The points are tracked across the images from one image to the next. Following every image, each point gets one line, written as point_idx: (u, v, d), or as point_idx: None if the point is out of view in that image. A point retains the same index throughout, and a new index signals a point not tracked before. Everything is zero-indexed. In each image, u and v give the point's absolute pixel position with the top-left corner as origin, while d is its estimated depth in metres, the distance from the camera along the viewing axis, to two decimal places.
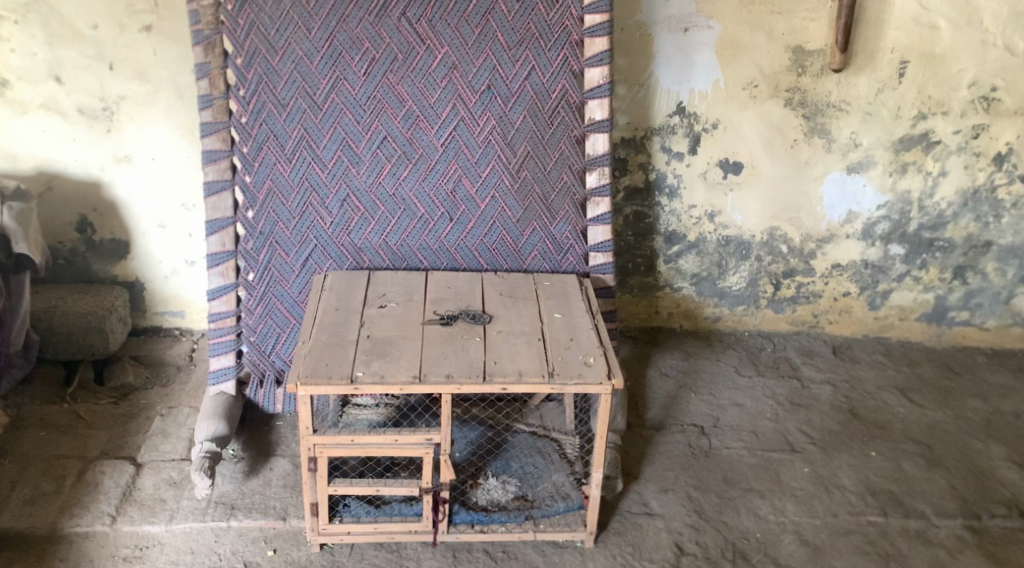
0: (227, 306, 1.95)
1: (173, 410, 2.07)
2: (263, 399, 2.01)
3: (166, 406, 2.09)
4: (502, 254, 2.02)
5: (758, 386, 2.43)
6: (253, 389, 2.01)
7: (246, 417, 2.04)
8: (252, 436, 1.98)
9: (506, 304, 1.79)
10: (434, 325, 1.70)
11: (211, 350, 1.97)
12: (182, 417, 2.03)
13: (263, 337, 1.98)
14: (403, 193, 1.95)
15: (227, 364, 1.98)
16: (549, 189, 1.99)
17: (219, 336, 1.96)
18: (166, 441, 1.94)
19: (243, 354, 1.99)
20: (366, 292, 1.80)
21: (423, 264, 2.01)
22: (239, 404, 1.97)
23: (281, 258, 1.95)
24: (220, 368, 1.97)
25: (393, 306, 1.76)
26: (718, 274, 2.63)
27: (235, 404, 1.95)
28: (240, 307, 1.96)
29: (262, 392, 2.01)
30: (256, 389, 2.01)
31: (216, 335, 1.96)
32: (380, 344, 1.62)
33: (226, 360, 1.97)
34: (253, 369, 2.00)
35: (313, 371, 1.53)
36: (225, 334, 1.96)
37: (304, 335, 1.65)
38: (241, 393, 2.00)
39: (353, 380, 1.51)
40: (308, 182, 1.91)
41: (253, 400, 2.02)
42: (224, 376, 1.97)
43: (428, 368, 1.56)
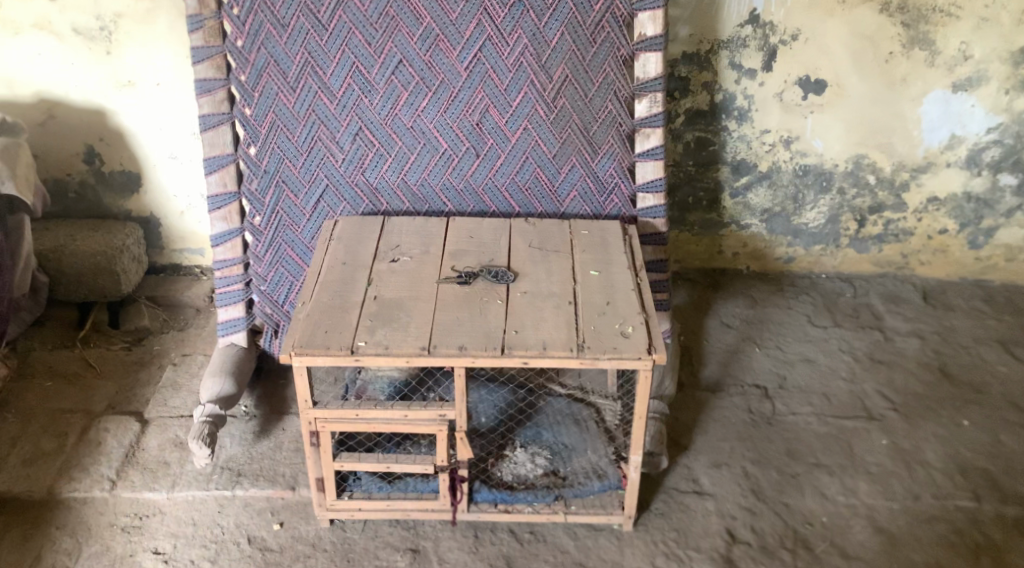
0: (232, 254, 1.77)
1: (186, 361, 1.95)
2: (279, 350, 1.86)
3: (180, 353, 1.99)
4: (536, 194, 1.79)
5: (833, 339, 2.15)
6: (267, 340, 1.86)
7: (262, 367, 1.90)
8: (265, 394, 1.84)
9: (536, 259, 1.56)
10: (452, 285, 1.49)
11: (218, 300, 1.80)
12: (195, 367, 1.93)
13: (275, 286, 1.81)
14: (423, 125, 1.71)
15: (237, 315, 1.82)
16: (591, 119, 1.71)
17: (226, 285, 1.79)
18: (174, 396, 1.83)
19: (254, 304, 1.83)
20: (379, 243, 1.59)
21: (447, 206, 1.80)
22: (253, 357, 1.83)
23: (290, 200, 1.75)
24: (230, 319, 1.82)
25: (406, 260, 1.55)
26: (792, 210, 2.31)
27: (247, 358, 1.80)
28: (247, 254, 1.78)
29: (277, 342, 1.86)
30: (270, 340, 1.86)
31: (223, 284, 1.79)
32: (387, 308, 1.42)
33: (237, 310, 1.81)
34: (266, 320, 1.84)
35: (308, 341, 1.34)
36: (233, 283, 1.79)
37: (305, 295, 1.46)
38: (255, 344, 1.86)
39: (352, 350, 1.33)
40: (316, 114, 1.69)
41: (268, 351, 1.87)
42: (234, 327, 1.82)
43: (439, 338, 1.36)
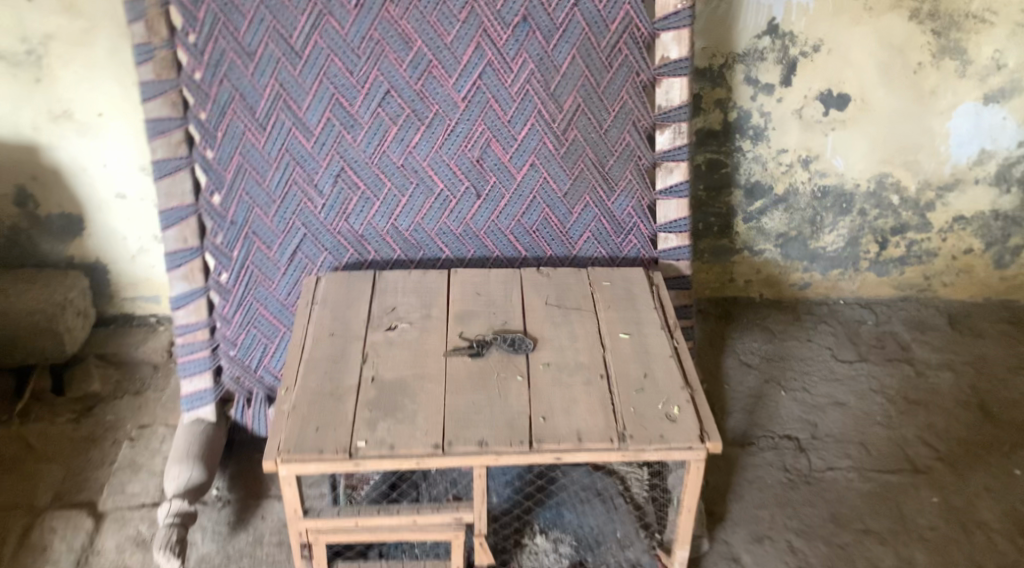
0: (196, 317, 1.53)
1: (146, 434, 1.71)
2: (252, 421, 1.62)
3: (138, 424, 1.75)
4: (545, 236, 1.58)
5: (862, 376, 1.98)
6: (239, 409, 1.62)
7: (233, 440, 1.65)
8: (239, 470, 1.63)
9: (554, 320, 1.35)
10: (462, 358, 1.27)
11: (181, 369, 1.56)
12: (155, 443, 1.69)
13: (246, 350, 1.57)
14: (415, 163, 1.49)
15: (204, 387, 1.58)
16: (606, 153, 1.50)
17: (189, 353, 1.55)
18: (133, 481, 1.60)
19: (223, 371, 1.59)
20: (371, 306, 1.37)
21: (444, 252, 1.58)
22: (224, 431, 1.60)
23: (262, 252, 1.52)
24: (196, 390, 1.58)
25: (404, 328, 1.33)
26: (810, 233, 2.14)
27: (217, 433, 1.57)
28: (213, 316, 1.54)
29: (250, 413, 1.62)
30: (242, 410, 1.62)
31: (186, 352, 1.55)
32: (387, 393, 1.20)
33: (203, 380, 1.57)
34: (237, 388, 1.60)
35: (295, 443, 1.12)
36: (198, 350, 1.55)
37: (288, 379, 1.23)
38: (224, 415, 1.62)
39: (350, 454, 1.10)
40: (290, 154, 1.46)
41: (239, 422, 1.63)
42: (201, 400, 1.58)
43: (453, 432, 1.14)
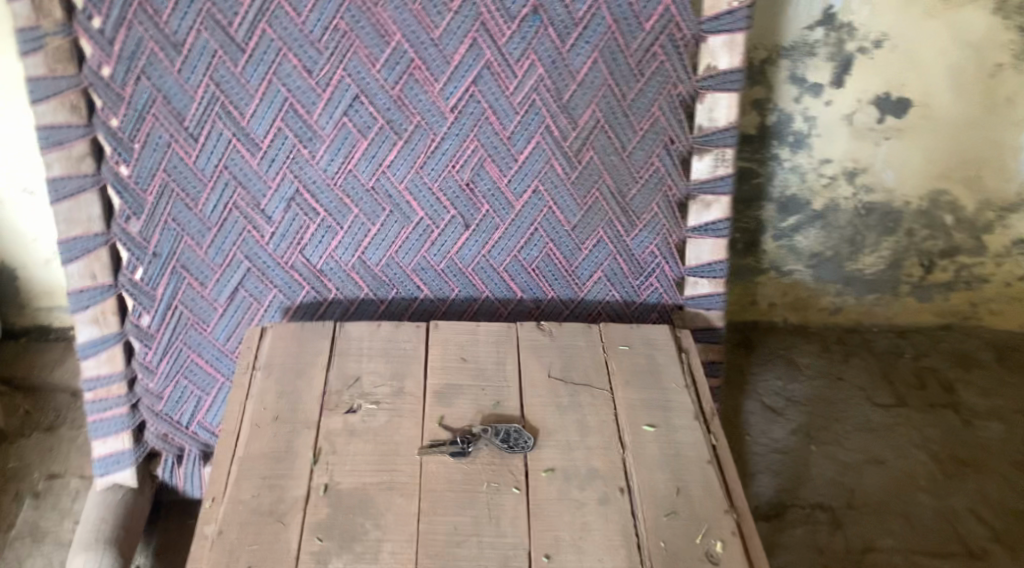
0: (112, 368, 1.24)
1: (54, 489, 1.44)
2: (184, 482, 1.34)
3: (47, 474, 1.47)
4: (546, 276, 1.28)
5: (902, 427, 1.73)
6: (167, 470, 1.33)
7: (160, 501, 1.36)
8: (166, 543, 1.37)
9: (559, 405, 1.07)
10: (442, 459, 0.99)
11: (90, 429, 1.27)
12: (66, 502, 1.42)
13: (174, 405, 1.28)
14: (388, 186, 1.19)
15: (122, 449, 1.28)
16: (628, 180, 1.20)
17: (101, 411, 1.26)
18: (33, 555, 1.32)
19: (145, 428, 1.29)
20: (329, 378, 1.08)
21: (421, 291, 1.27)
22: (147, 497, 1.31)
23: (193, 289, 1.22)
24: (111, 453, 1.28)
25: (369, 410, 1.04)
26: (848, 254, 1.86)
27: (139, 504, 1.28)
28: (132, 365, 1.25)
29: (181, 472, 1.34)
30: (172, 470, 1.33)
31: (97, 410, 1.26)
32: (343, 511, 0.92)
33: (121, 441, 1.28)
34: (165, 447, 1.31)
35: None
36: (113, 408, 1.26)
37: (214, 488, 0.94)
38: (149, 475, 1.32)
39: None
40: (229, 172, 1.15)
41: (168, 482, 1.34)
42: (117, 465, 1.28)
43: None
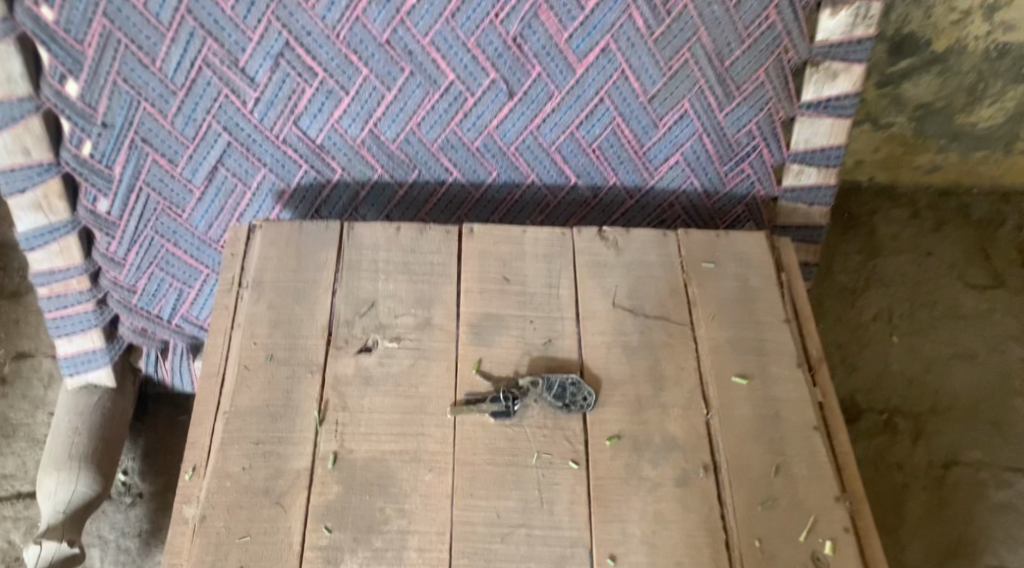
0: (67, 262, 0.98)
1: (23, 373, 1.27)
2: (172, 376, 1.14)
3: (15, 354, 1.29)
4: (609, 158, 1.00)
5: (998, 315, 1.50)
6: (150, 363, 1.12)
7: (146, 393, 1.18)
8: (155, 445, 1.18)
9: (627, 345, 0.85)
10: (481, 420, 0.78)
11: (50, 325, 1.02)
12: (43, 390, 1.26)
13: (151, 299, 1.05)
14: (408, 41, 0.88)
15: (92, 348, 1.05)
16: (731, 37, 0.89)
17: (61, 308, 1.01)
18: (6, 456, 1.18)
19: (120, 322, 1.05)
20: (337, 303, 0.85)
21: (450, 174, 1.01)
22: (130, 396, 1.10)
23: (160, 167, 0.95)
24: (79, 351, 1.04)
25: (388, 349, 0.82)
26: (964, 106, 1.52)
27: (121, 408, 1.07)
28: (92, 257, 0.99)
29: (167, 366, 1.13)
30: (156, 363, 1.12)
31: (54, 307, 1.01)
32: (357, 490, 0.73)
33: (90, 339, 1.04)
34: (146, 343, 1.09)
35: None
36: (74, 305, 1.01)
37: (195, 455, 0.75)
38: (130, 369, 1.12)
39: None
40: (193, 18, 0.84)
41: (154, 376, 1.15)
42: (89, 365, 1.05)
43: None
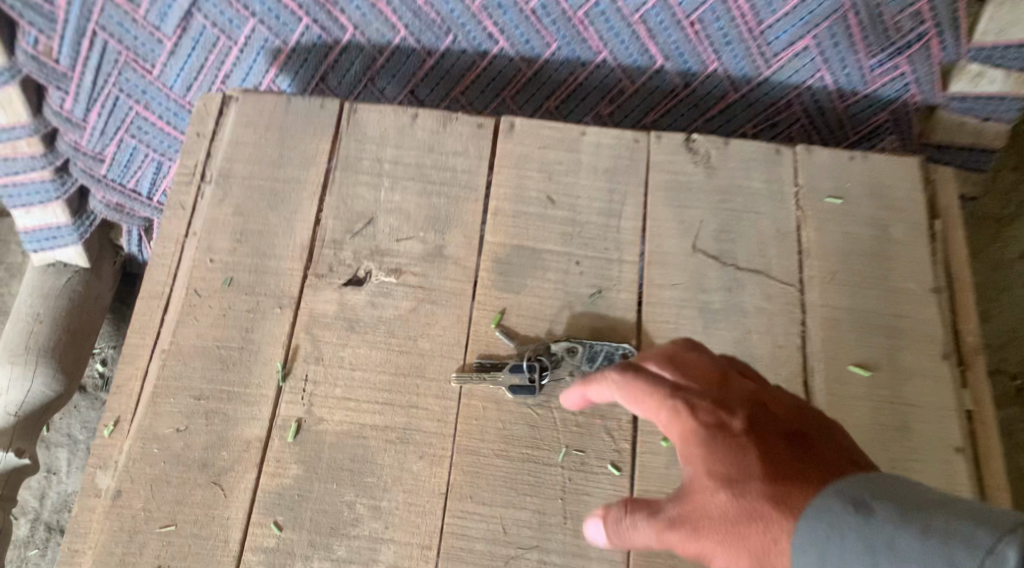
0: (12, 119, 0.78)
1: None
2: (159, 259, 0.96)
3: None
4: (712, 37, 0.73)
5: None
6: (132, 243, 0.94)
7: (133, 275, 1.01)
8: None
9: (705, 307, 0.62)
10: (495, 394, 0.59)
11: (4, 196, 0.83)
12: None
13: (123, 171, 0.85)
14: None
15: (56, 223, 0.87)
16: None
17: (12, 175, 0.82)
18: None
19: (90, 196, 0.87)
20: (324, 214, 0.64)
21: (495, 43, 0.76)
22: (107, 279, 0.95)
23: (117, 6, 0.72)
24: (42, 226, 0.87)
25: (384, 284, 0.62)
26: None
27: (96, 291, 0.92)
28: (43, 115, 0.79)
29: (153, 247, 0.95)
30: (139, 243, 0.94)
31: (4, 173, 0.82)
32: (322, 476, 0.56)
33: (52, 213, 0.86)
34: (123, 220, 0.90)
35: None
36: (25, 172, 0.82)
37: (118, 403, 0.57)
38: (110, 248, 0.94)
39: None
40: None
41: (139, 257, 0.97)
42: (54, 241, 0.88)
43: None
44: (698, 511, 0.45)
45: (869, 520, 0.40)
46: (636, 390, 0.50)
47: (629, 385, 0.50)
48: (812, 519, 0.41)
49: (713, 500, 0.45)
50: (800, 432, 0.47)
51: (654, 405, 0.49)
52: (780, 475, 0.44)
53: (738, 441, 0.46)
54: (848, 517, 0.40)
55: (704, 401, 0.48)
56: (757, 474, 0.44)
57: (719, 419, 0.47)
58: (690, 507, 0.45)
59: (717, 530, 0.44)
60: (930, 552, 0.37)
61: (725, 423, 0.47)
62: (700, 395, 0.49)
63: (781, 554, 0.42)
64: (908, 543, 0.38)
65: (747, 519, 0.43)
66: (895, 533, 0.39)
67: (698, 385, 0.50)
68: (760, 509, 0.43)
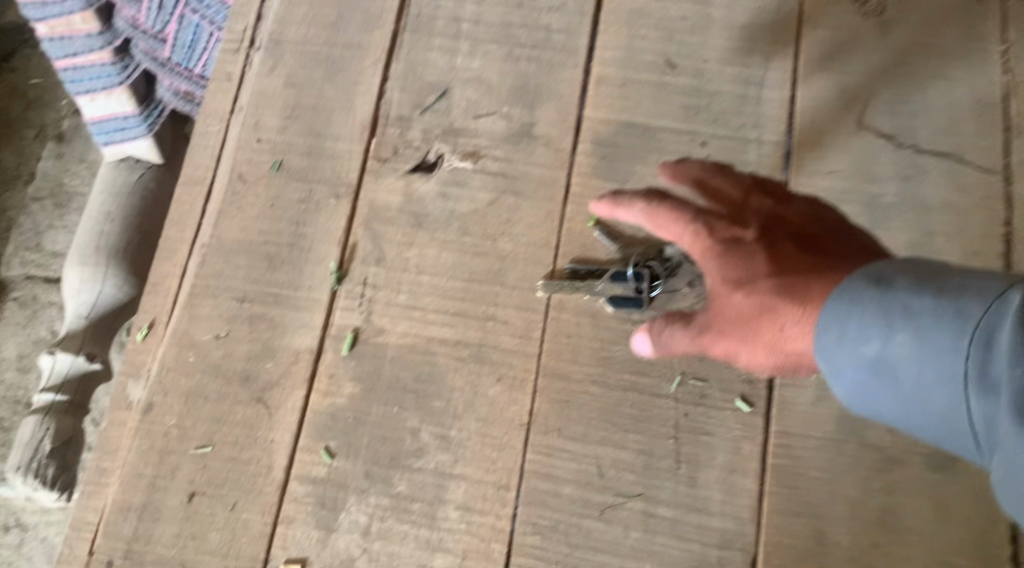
0: None
1: None
2: None
3: None
4: None
5: None
6: None
7: None
8: None
9: (870, 202, 0.48)
10: (592, 306, 0.47)
11: (66, 81, 0.76)
12: None
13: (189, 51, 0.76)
14: None
15: (123, 112, 0.79)
16: None
17: (71, 57, 0.75)
18: (55, 229, 0.95)
19: (156, 82, 0.79)
20: (390, 85, 0.53)
21: None
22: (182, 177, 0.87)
23: None
24: (109, 116, 0.80)
25: (458, 170, 0.51)
26: None
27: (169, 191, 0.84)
28: None
29: None
30: None
31: (62, 54, 0.75)
32: (379, 396, 0.46)
33: (119, 101, 0.78)
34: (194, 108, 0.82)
35: (133, 532, 0.44)
36: (85, 53, 0.74)
37: (153, 304, 0.49)
38: (182, 138, 0.86)
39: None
40: None
41: None
42: (126, 132, 0.81)
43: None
44: (713, 318, 0.40)
45: (883, 288, 0.33)
46: (657, 216, 0.42)
47: (650, 211, 0.42)
48: (828, 300, 0.35)
49: (728, 302, 0.39)
50: (818, 233, 0.41)
51: (671, 222, 0.42)
52: (801, 269, 0.39)
53: (753, 245, 0.40)
54: (863, 289, 0.33)
55: (720, 211, 0.42)
56: (770, 271, 0.39)
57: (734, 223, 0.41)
58: (708, 311, 0.40)
59: (733, 333, 0.39)
60: (945, 308, 0.30)
61: (740, 231, 0.41)
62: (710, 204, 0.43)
63: (795, 342, 0.37)
64: (923, 304, 0.31)
65: (767, 316, 0.38)
66: (911, 295, 0.32)
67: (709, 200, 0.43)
68: (770, 303, 0.38)
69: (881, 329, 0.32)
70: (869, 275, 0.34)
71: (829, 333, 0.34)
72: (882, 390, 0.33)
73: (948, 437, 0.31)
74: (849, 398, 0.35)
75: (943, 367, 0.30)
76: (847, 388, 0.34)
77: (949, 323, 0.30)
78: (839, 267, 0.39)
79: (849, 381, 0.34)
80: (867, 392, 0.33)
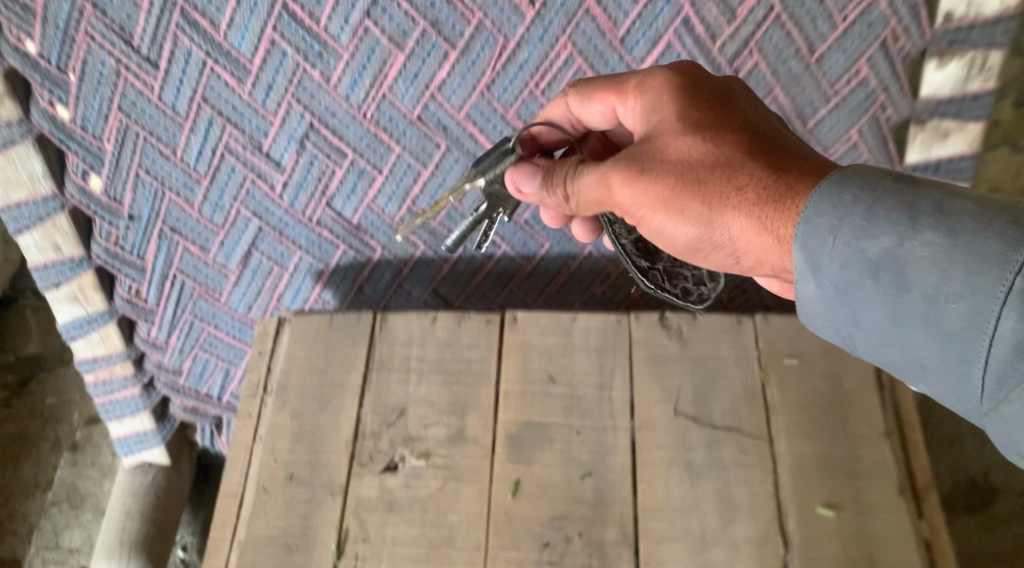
0: (113, 351, 0.95)
1: None
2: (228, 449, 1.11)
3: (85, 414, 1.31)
4: None
5: None
6: (206, 436, 1.10)
7: (204, 465, 1.15)
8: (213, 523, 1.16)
9: (691, 463, 0.72)
10: (516, 557, 0.69)
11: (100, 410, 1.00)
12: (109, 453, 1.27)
13: (198, 379, 1.02)
14: (441, 117, 0.79)
15: (143, 428, 1.02)
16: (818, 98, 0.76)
17: (108, 394, 0.98)
18: (71, 527, 1.13)
19: (170, 404, 1.03)
20: (363, 411, 0.78)
21: (498, 247, 0.92)
22: (186, 474, 1.08)
23: (193, 254, 0.90)
24: (131, 433, 1.02)
25: (416, 467, 0.74)
26: None
27: (174, 485, 1.06)
28: (136, 343, 0.96)
29: (223, 440, 1.11)
30: (211, 437, 1.10)
31: (103, 393, 0.98)
32: None
33: (140, 421, 1.02)
34: (198, 417, 1.06)
35: None
36: (119, 390, 0.98)
37: None
38: (186, 443, 1.10)
39: None
40: (212, 105, 0.77)
41: (211, 449, 1.12)
42: (143, 444, 1.03)
43: None
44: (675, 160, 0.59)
45: (906, 187, 0.51)
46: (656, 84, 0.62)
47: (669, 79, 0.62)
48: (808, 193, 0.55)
49: (675, 140, 0.60)
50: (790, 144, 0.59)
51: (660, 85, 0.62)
52: (767, 156, 0.57)
53: (731, 118, 0.60)
54: (889, 181, 0.52)
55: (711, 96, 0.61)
56: (737, 147, 0.58)
57: (687, 97, 0.61)
58: (640, 158, 0.60)
59: (687, 168, 0.58)
60: (975, 227, 0.48)
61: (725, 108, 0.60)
62: (700, 80, 0.62)
63: (729, 214, 0.57)
64: (967, 225, 0.48)
65: (716, 166, 0.58)
66: (936, 203, 0.50)
67: (710, 88, 0.62)
68: (728, 161, 0.58)
69: (904, 226, 0.50)
70: (891, 176, 0.52)
71: (805, 224, 0.54)
72: (893, 299, 0.51)
73: (939, 359, 0.50)
74: (819, 290, 0.55)
75: (970, 305, 0.48)
76: (845, 274, 0.53)
77: (991, 269, 0.47)
78: (805, 167, 0.57)
79: (848, 272, 0.53)
80: (868, 294, 0.53)
